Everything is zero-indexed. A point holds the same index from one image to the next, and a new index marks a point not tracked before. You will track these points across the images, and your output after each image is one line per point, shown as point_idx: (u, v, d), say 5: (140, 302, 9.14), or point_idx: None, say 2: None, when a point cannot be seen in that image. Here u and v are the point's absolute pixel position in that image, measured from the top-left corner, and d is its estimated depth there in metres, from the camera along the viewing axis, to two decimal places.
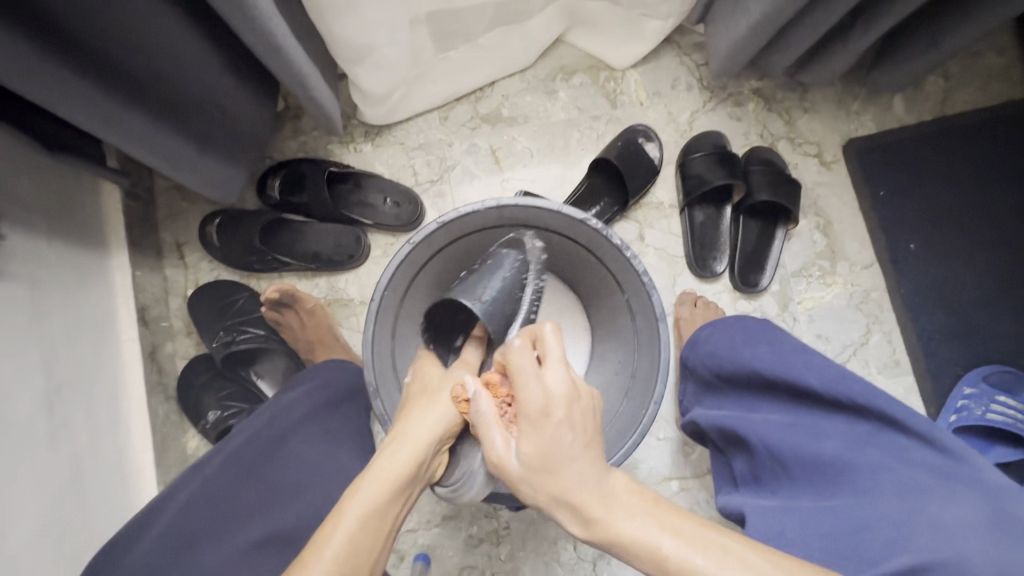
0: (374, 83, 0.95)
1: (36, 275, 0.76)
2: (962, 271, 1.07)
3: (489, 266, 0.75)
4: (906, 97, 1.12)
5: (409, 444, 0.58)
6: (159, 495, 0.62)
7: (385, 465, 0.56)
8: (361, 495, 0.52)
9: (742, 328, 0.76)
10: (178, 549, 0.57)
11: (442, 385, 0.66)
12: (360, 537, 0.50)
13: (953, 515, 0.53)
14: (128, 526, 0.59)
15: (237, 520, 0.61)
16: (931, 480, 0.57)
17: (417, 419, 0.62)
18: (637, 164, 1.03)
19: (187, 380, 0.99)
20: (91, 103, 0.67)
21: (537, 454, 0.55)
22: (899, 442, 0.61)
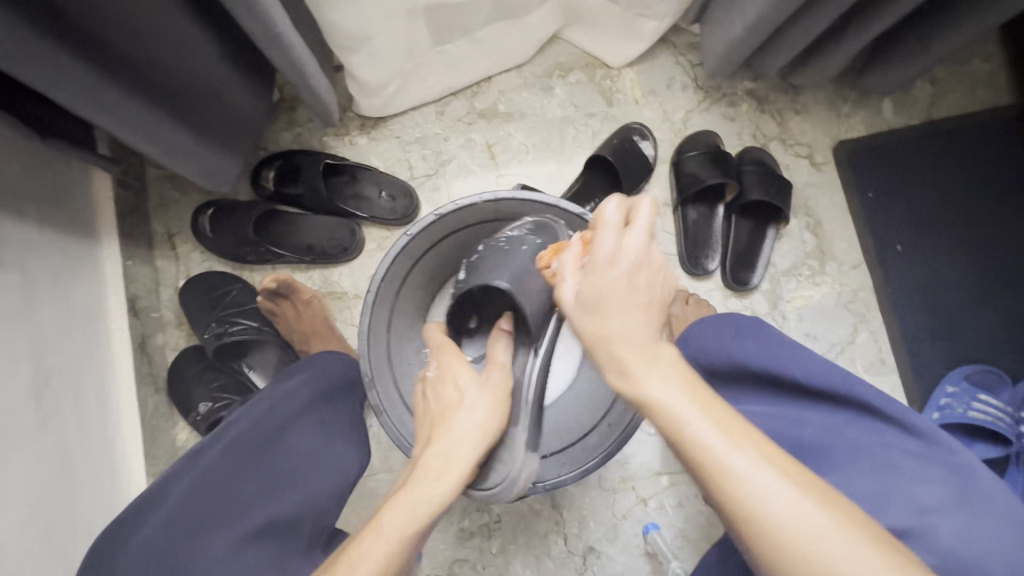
0: (371, 75, 0.94)
1: (26, 262, 0.75)
2: (946, 272, 1.09)
3: (517, 247, 0.70)
4: (895, 100, 1.14)
5: (446, 456, 0.57)
6: (163, 478, 0.62)
7: (424, 482, 0.55)
8: (398, 514, 0.52)
9: (728, 322, 0.72)
10: (184, 533, 0.57)
11: (475, 392, 0.62)
12: (398, 557, 0.51)
13: (929, 495, 0.57)
14: (133, 508, 0.59)
15: (239, 508, 0.61)
16: (911, 462, 0.60)
17: (460, 424, 0.59)
18: (633, 162, 1.04)
19: (178, 371, 0.98)
20: (87, 87, 0.66)
21: (591, 294, 0.52)
22: (879, 429, 0.63)
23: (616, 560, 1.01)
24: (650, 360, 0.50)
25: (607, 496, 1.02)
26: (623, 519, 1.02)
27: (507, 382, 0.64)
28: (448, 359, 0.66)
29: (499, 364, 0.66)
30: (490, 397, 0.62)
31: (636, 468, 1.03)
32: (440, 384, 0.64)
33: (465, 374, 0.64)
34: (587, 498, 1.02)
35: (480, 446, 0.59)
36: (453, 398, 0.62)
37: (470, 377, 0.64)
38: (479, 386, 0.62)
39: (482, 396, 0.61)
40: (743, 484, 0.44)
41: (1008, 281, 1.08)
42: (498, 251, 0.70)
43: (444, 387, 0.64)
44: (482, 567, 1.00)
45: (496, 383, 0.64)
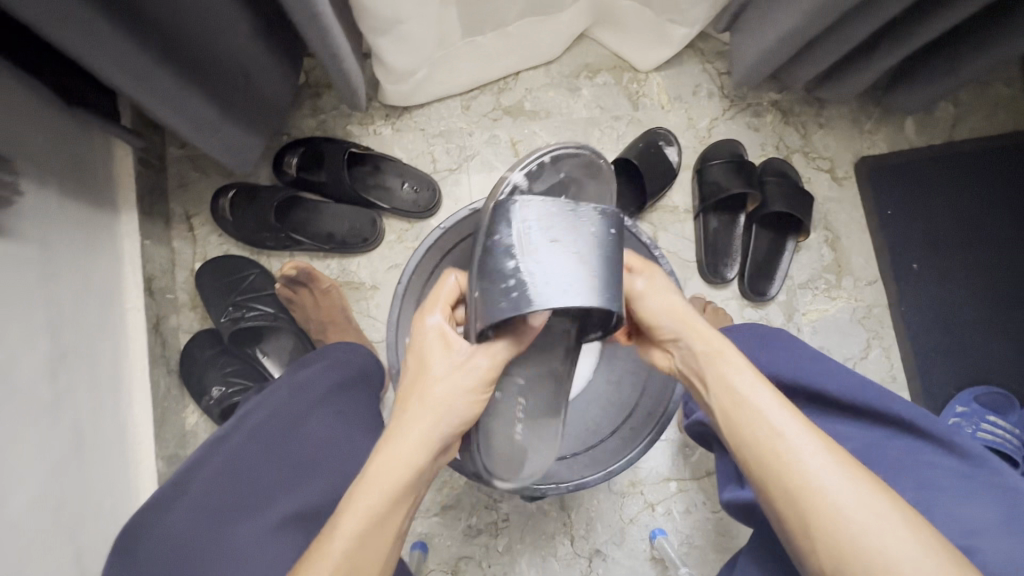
0: (401, 63, 0.93)
1: (47, 234, 0.74)
2: (959, 292, 1.10)
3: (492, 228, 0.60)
4: (917, 120, 1.15)
5: (399, 445, 0.54)
6: (187, 465, 0.62)
7: (377, 477, 0.52)
8: (352, 514, 0.50)
9: (752, 332, 0.76)
10: (211, 520, 0.58)
11: (443, 368, 0.58)
12: (359, 553, 0.49)
13: (974, 513, 0.55)
14: (157, 495, 0.60)
15: (263, 498, 0.61)
16: (952, 481, 0.58)
17: (418, 406, 0.56)
18: (657, 166, 1.04)
19: (190, 354, 0.97)
20: (124, 56, 0.65)
21: (675, 305, 0.63)
22: (919, 447, 0.62)
23: (621, 564, 1.01)
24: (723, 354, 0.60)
25: (616, 499, 1.02)
26: (630, 523, 1.02)
27: (490, 362, 0.58)
28: (426, 323, 0.61)
29: (489, 347, 0.59)
30: (452, 377, 0.57)
31: (645, 473, 1.03)
32: (412, 359, 0.60)
33: (434, 354, 0.59)
34: (595, 500, 1.02)
35: (440, 435, 0.55)
36: (417, 375, 0.58)
37: (441, 353, 0.58)
38: (449, 365, 0.58)
39: (444, 374, 0.57)
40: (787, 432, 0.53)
41: (1021, 304, 1.09)
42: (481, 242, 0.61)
43: (414, 361, 0.59)
44: (487, 565, 1.00)
45: (478, 365, 0.58)
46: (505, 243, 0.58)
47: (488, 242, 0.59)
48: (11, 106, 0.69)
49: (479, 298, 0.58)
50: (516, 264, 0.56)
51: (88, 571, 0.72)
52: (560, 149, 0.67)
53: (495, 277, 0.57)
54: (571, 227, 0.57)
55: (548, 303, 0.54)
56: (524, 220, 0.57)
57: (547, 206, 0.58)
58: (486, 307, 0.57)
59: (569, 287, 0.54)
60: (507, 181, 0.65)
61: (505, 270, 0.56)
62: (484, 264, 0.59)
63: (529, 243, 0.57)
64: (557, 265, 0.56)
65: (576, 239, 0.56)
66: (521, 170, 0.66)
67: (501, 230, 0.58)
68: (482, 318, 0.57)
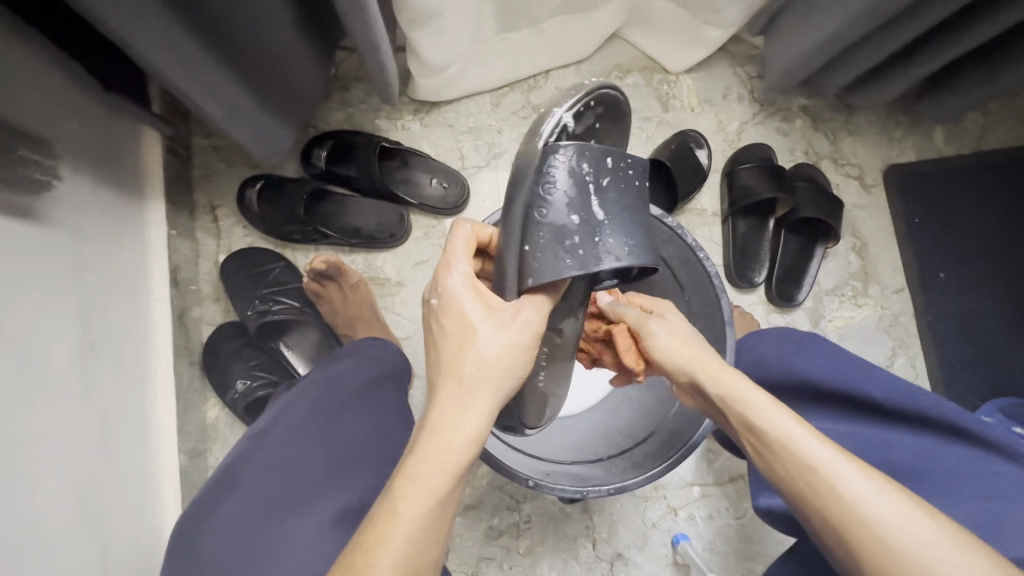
0: (436, 57, 0.92)
1: (79, 222, 0.73)
2: (985, 303, 1.10)
3: (539, 177, 0.52)
4: (946, 129, 1.14)
5: (454, 415, 0.47)
6: (230, 461, 0.65)
7: (435, 450, 0.46)
8: (414, 492, 0.44)
9: (789, 335, 0.75)
10: (265, 513, 0.59)
11: (495, 327, 0.50)
12: (424, 532, 0.44)
13: None
14: (210, 489, 0.64)
15: (312, 491, 0.61)
16: (1017, 488, 0.57)
17: (470, 369, 0.49)
18: (688, 168, 1.03)
19: (214, 346, 0.96)
20: (173, 40, 0.63)
21: (691, 358, 0.62)
22: (977, 454, 0.61)
23: (643, 569, 1.00)
24: (747, 399, 0.57)
25: (638, 503, 1.01)
26: (652, 528, 1.01)
27: (542, 320, 0.53)
28: (453, 279, 0.52)
29: (532, 300, 0.53)
30: (507, 337, 0.50)
31: (668, 477, 1.02)
32: (444, 320, 0.51)
33: (475, 312, 0.51)
34: (618, 504, 1.01)
35: (497, 402, 0.49)
36: (456, 337, 0.50)
37: (483, 313, 0.51)
38: (496, 325, 0.50)
39: (495, 336, 0.50)
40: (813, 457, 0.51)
41: None
42: (519, 193, 0.53)
43: (450, 323, 0.51)
44: (508, 567, 0.99)
45: (527, 322, 0.52)
46: (564, 194, 0.53)
47: (541, 190, 0.52)
48: (48, 89, 0.68)
49: (532, 256, 0.53)
50: (581, 221, 0.53)
51: (113, 564, 0.71)
52: (608, 90, 0.57)
53: (553, 233, 0.53)
54: (627, 185, 0.56)
55: (614, 264, 0.54)
56: (582, 172, 0.53)
57: (605, 158, 0.55)
58: (544, 266, 0.53)
59: (631, 250, 0.55)
60: (554, 120, 0.55)
61: (567, 226, 0.53)
62: (537, 216, 0.53)
63: (591, 198, 0.54)
64: (616, 222, 0.55)
65: (630, 200, 0.56)
66: (572, 108, 0.55)
67: (559, 178, 0.53)
68: (535, 277, 0.53)
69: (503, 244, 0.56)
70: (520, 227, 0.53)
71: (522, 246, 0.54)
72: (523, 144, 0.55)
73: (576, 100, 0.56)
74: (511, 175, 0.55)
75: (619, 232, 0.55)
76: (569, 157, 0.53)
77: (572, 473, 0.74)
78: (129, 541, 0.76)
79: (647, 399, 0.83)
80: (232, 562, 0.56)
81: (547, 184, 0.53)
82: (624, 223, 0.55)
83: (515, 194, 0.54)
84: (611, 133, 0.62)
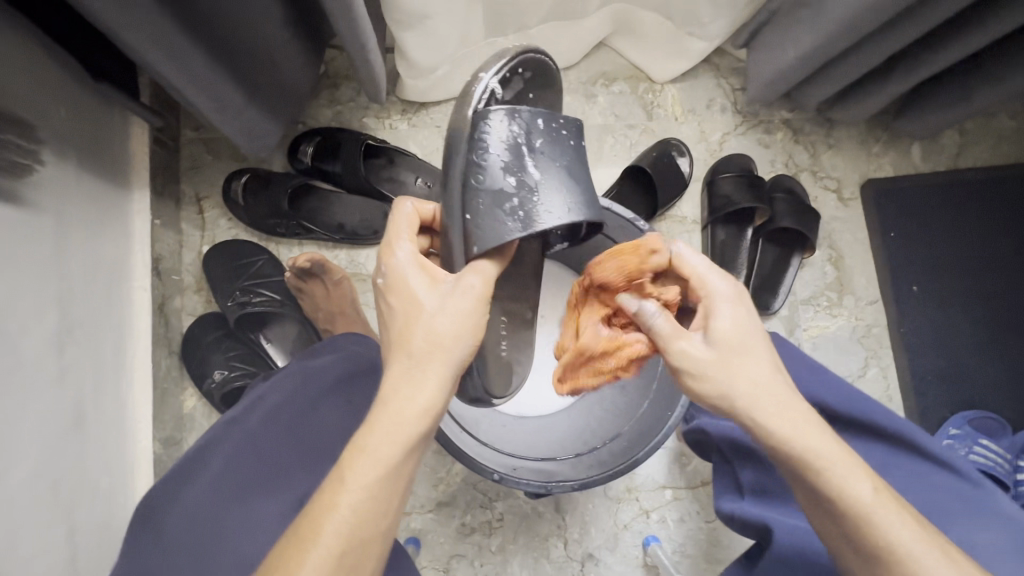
0: (423, 58, 0.94)
1: (62, 207, 0.73)
2: (957, 317, 1.12)
3: (472, 144, 0.56)
4: (923, 146, 1.17)
5: (405, 389, 0.49)
6: (201, 444, 0.64)
7: (385, 423, 0.47)
8: (363, 463, 0.46)
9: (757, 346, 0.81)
10: (230, 495, 0.60)
11: (443, 303, 0.51)
12: (371, 501, 0.46)
13: (986, 538, 0.57)
14: (177, 469, 0.63)
15: (277, 478, 0.63)
16: (957, 504, 0.61)
17: (419, 346, 0.50)
18: (669, 175, 1.05)
19: (194, 336, 0.97)
20: (162, 33, 0.64)
21: (751, 398, 0.54)
22: (924, 469, 0.65)
23: (613, 569, 1.01)
24: (816, 461, 0.52)
25: (610, 504, 1.02)
26: (623, 529, 1.02)
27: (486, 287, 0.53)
28: (398, 257, 0.54)
29: (475, 266, 0.54)
30: (454, 312, 0.51)
31: (641, 479, 1.03)
32: (391, 297, 0.53)
33: (419, 287, 0.52)
34: (590, 504, 1.02)
35: (449, 373, 0.50)
36: (407, 315, 0.51)
37: (426, 286, 0.53)
38: (441, 301, 0.51)
39: (443, 311, 0.51)
40: (864, 507, 0.50)
41: (1016, 331, 1.11)
42: (456, 164, 0.57)
43: (396, 300, 0.53)
44: (479, 564, 1.00)
45: (470, 287, 0.52)
46: (497, 159, 0.57)
47: (476, 157, 0.56)
48: (37, 75, 0.69)
49: (474, 223, 0.56)
50: (517, 183, 0.57)
51: (80, 548, 0.72)
52: (530, 57, 0.62)
53: (491, 198, 0.56)
54: (559, 145, 0.60)
55: (554, 221, 0.57)
56: (512, 135, 0.57)
57: (535, 120, 0.59)
58: (486, 229, 0.56)
59: (570, 206, 0.58)
60: (482, 86, 0.58)
61: (504, 190, 0.56)
62: (475, 183, 0.56)
63: (525, 161, 0.58)
64: (550, 179, 0.58)
65: (563, 160, 0.60)
66: (497, 74, 0.59)
67: (492, 144, 0.57)
68: (480, 244, 0.56)
69: (445, 220, 0.58)
70: (461, 196, 0.56)
71: (464, 215, 0.56)
72: (454, 116, 0.58)
73: (501, 68, 0.60)
74: (447, 148, 0.59)
75: (554, 191, 0.58)
76: (498, 122, 0.57)
77: (538, 469, 0.75)
78: (98, 526, 0.76)
79: (616, 398, 0.83)
80: (194, 541, 0.57)
81: (481, 151, 0.57)
82: (558, 182, 0.59)
83: (453, 166, 0.57)
84: (543, 96, 0.67)
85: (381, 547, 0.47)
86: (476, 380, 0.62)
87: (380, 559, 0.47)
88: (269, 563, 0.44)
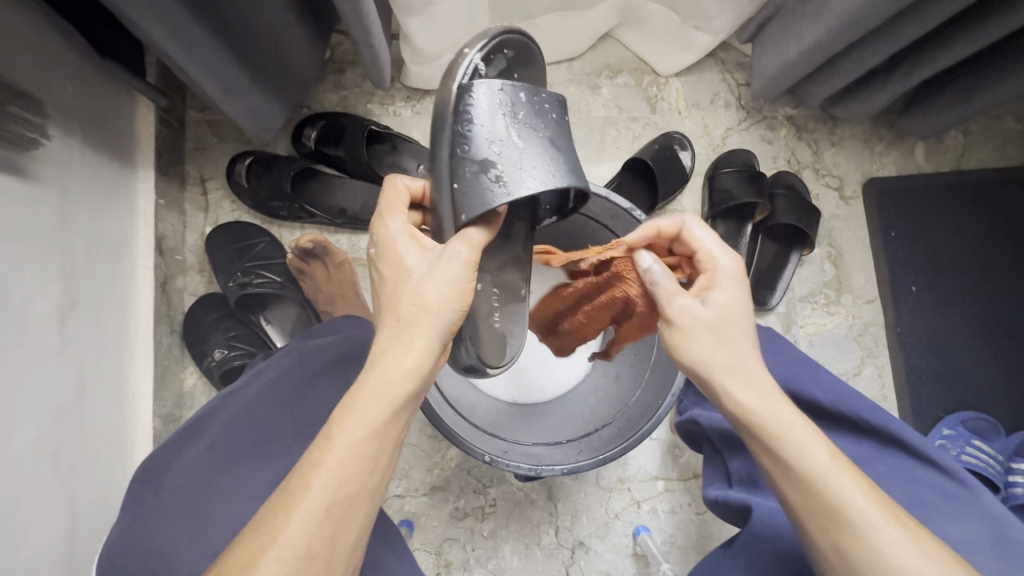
0: (427, 43, 0.94)
1: (67, 183, 0.75)
2: (954, 318, 1.12)
3: (457, 114, 0.57)
4: (927, 146, 1.17)
5: (393, 351, 0.50)
6: (198, 414, 0.65)
7: (372, 383, 0.48)
8: (350, 420, 0.47)
9: None
10: (225, 460, 0.61)
11: (432, 267, 0.52)
12: (357, 458, 0.47)
13: (960, 532, 0.61)
14: (171, 437, 0.64)
15: (275, 449, 0.64)
16: (938, 499, 0.64)
17: (409, 312, 0.50)
18: (670, 168, 1.05)
19: (195, 316, 0.98)
20: (166, 11, 0.65)
21: (724, 364, 0.55)
22: (906, 463, 0.67)
23: (603, 558, 1.02)
24: (777, 428, 0.53)
25: (602, 494, 1.03)
26: (614, 519, 1.03)
27: (474, 256, 0.53)
28: (389, 227, 0.54)
29: (463, 235, 0.54)
30: (442, 277, 0.51)
31: (634, 470, 1.04)
32: (382, 265, 0.54)
33: (409, 254, 0.53)
34: (582, 492, 1.03)
35: (436, 336, 0.51)
36: (396, 280, 0.52)
37: (416, 254, 0.53)
38: (430, 266, 0.52)
39: (430, 276, 0.51)
40: (827, 480, 0.51)
41: (1015, 334, 1.11)
42: (441, 132, 0.57)
43: (387, 266, 0.53)
44: (471, 548, 1.01)
45: (458, 253, 0.52)
46: (483, 129, 0.57)
47: (462, 128, 0.57)
48: (43, 48, 0.70)
49: (461, 192, 0.56)
50: (501, 150, 0.57)
51: (79, 515, 0.73)
52: (514, 35, 0.63)
53: (477, 167, 0.57)
54: (543, 117, 0.61)
55: (539, 186, 0.57)
56: (495, 103, 0.58)
57: (519, 93, 0.59)
58: (473, 198, 0.56)
59: (555, 172, 0.58)
60: (467, 60, 0.59)
61: (490, 158, 0.57)
62: (461, 153, 0.57)
63: (509, 129, 0.58)
64: (535, 148, 0.58)
65: (548, 129, 0.61)
66: (482, 51, 0.60)
67: (477, 114, 0.57)
68: (468, 213, 0.56)
69: (433, 192, 0.59)
70: (447, 166, 0.57)
71: (452, 184, 0.57)
72: (439, 92, 0.59)
73: (486, 44, 0.61)
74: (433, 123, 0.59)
75: (540, 158, 0.58)
76: (482, 93, 0.57)
77: (529, 452, 0.76)
78: (97, 498, 0.78)
79: (608, 389, 0.86)
80: (189, 502, 0.59)
81: (466, 123, 0.57)
82: (544, 150, 0.59)
83: (439, 138, 0.57)
84: (528, 76, 0.67)
85: (370, 503, 0.48)
86: (470, 348, 0.63)
87: (369, 515, 0.48)
88: (258, 517, 0.46)
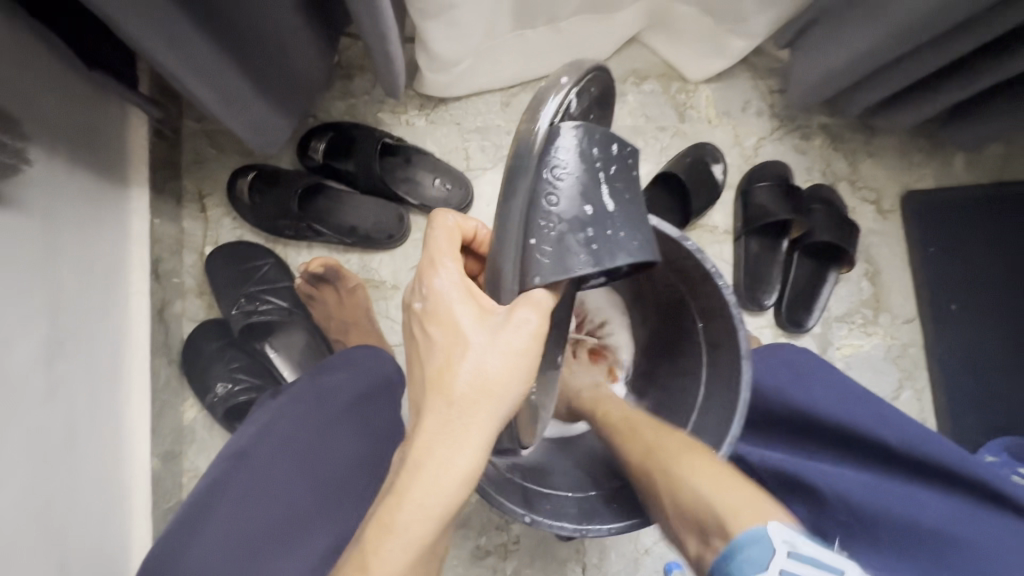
0: (445, 50, 0.86)
1: (53, 208, 0.67)
2: (997, 337, 1.07)
3: (546, 160, 0.49)
4: (967, 157, 1.11)
5: (441, 450, 0.43)
6: (208, 484, 0.61)
7: (419, 494, 0.42)
8: (393, 546, 0.42)
9: (793, 362, 0.73)
10: (241, 541, 0.58)
11: (493, 338, 0.45)
12: None
13: None
14: (182, 516, 0.60)
15: (292, 519, 0.60)
16: None
17: (462, 397, 0.44)
18: (702, 182, 0.99)
19: (196, 344, 0.91)
20: (162, 18, 0.58)
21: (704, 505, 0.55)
22: (1007, 519, 0.60)
23: None
24: None
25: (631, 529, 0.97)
26: (644, 554, 0.97)
27: (544, 323, 0.46)
28: (441, 279, 0.48)
29: (531, 297, 0.47)
30: (504, 355, 0.45)
31: None
32: (432, 327, 0.47)
33: (466, 317, 0.46)
34: None
35: (493, 428, 0.45)
36: (448, 350, 0.46)
37: (474, 316, 0.46)
38: (490, 337, 0.45)
39: (493, 349, 0.45)
40: None
41: None
42: (525, 176, 0.49)
43: (438, 330, 0.47)
44: None
45: (526, 322, 0.45)
46: (572, 183, 0.50)
47: (549, 176, 0.49)
48: (23, 58, 0.62)
49: (539, 250, 0.49)
50: (592, 211, 0.51)
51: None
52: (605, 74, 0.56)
53: (563, 225, 0.50)
54: (629, 173, 0.54)
55: (626, 259, 0.52)
56: (588, 155, 0.51)
57: (611, 145, 0.53)
58: (554, 261, 0.49)
59: (642, 241, 0.53)
60: (563, 96, 0.51)
61: (578, 218, 0.50)
62: (546, 205, 0.49)
63: (600, 186, 0.52)
64: (621, 211, 0.53)
65: (632, 187, 0.55)
66: (578, 88, 0.52)
67: (569, 164, 0.50)
68: (542, 275, 0.49)
69: (497, 241, 0.50)
70: (524, 219, 0.49)
71: (527, 239, 0.49)
72: (522, 125, 0.50)
73: (582, 79, 0.53)
74: (508, 159, 0.51)
75: (625, 222, 0.53)
76: (576, 141, 0.50)
77: (567, 507, 0.69)
78: (92, 553, 0.71)
79: None
80: None
81: (555, 171, 0.50)
82: (629, 213, 0.53)
83: (520, 181, 0.49)
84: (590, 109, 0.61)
85: None
86: None
87: None
88: None
